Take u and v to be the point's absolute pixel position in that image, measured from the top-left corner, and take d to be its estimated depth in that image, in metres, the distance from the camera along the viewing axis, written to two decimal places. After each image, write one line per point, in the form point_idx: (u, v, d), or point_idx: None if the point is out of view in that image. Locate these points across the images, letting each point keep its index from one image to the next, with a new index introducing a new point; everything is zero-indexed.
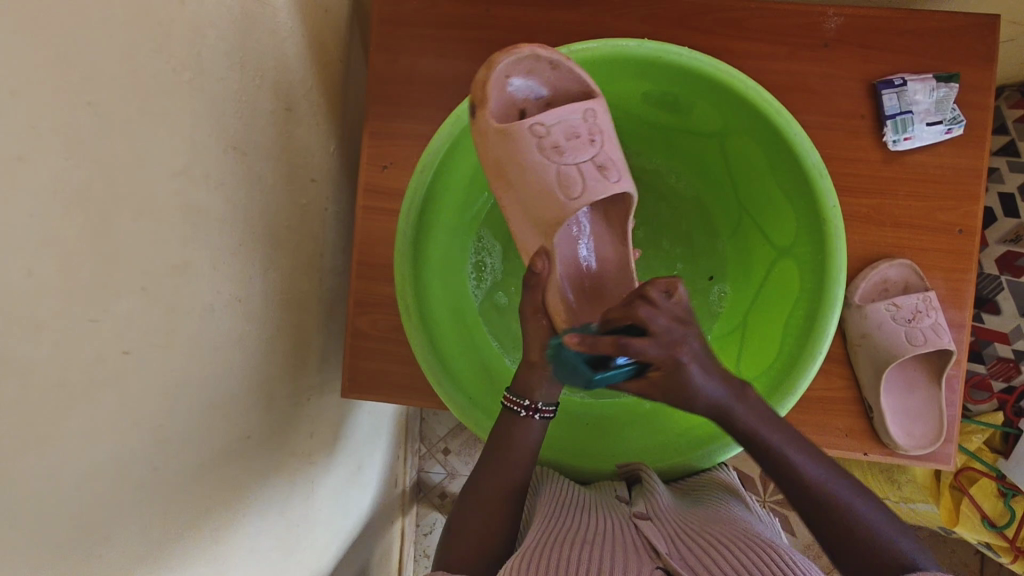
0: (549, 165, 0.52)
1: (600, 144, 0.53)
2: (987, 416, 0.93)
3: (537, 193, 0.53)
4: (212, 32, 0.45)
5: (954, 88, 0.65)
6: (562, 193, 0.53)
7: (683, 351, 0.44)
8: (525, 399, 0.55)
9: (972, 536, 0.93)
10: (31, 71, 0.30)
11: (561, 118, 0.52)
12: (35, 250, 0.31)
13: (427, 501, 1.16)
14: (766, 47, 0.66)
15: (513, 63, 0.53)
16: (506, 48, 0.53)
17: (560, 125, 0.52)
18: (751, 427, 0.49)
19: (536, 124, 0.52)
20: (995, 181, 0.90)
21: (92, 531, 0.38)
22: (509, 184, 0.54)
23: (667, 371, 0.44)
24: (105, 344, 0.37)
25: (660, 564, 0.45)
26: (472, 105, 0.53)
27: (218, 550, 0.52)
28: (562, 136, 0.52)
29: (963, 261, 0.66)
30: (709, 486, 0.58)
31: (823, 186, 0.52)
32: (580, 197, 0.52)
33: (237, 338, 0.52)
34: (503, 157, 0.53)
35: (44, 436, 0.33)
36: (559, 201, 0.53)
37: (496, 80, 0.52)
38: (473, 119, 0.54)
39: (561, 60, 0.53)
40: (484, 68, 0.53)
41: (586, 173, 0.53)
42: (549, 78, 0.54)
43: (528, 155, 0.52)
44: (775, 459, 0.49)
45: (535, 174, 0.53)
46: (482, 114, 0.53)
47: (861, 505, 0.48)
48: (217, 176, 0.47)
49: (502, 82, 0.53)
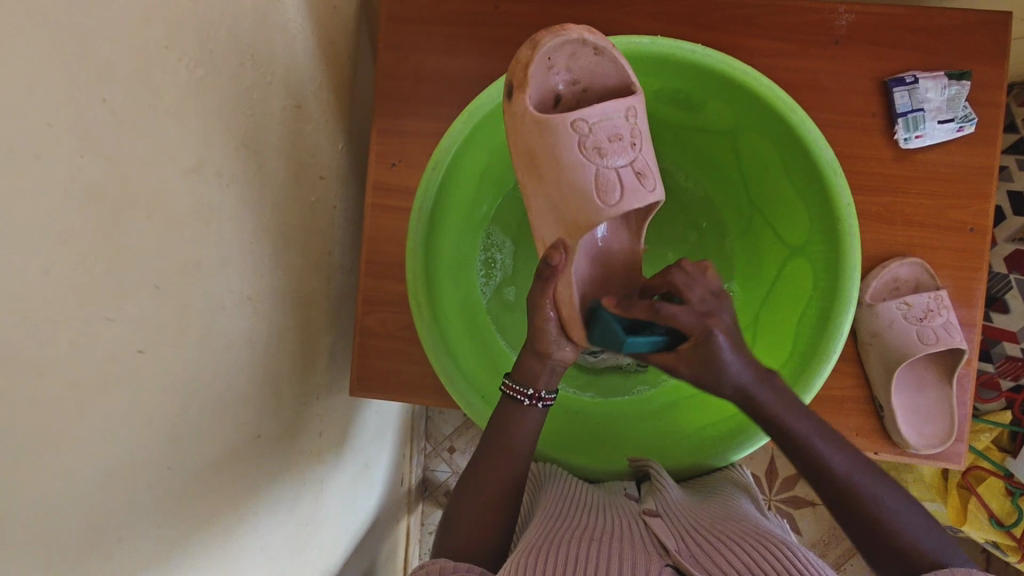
0: (583, 163, 0.50)
1: (640, 149, 0.51)
2: (995, 414, 0.93)
3: (569, 192, 0.51)
4: (224, 29, 0.44)
5: (966, 86, 0.64)
6: (599, 198, 0.50)
7: (715, 321, 0.45)
8: (528, 389, 0.55)
9: (980, 536, 0.92)
10: (47, 66, 0.30)
11: (601, 113, 0.50)
12: (51, 248, 0.31)
13: (433, 500, 1.16)
14: (777, 44, 0.66)
15: (556, 48, 0.50)
16: (555, 28, 0.51)
17: (603, 121, 0.50)
18: (778, 416, 0.48)
19: (577, 119, 0.49)
20: (1005, 179, 0.89)
21: (107, 530, 0.38)
22: (541, 179, 0.52)
23: (699, 343, 0.45)
24: (120, 342, 0.37)
25: (670, 562, 0.45)
26: (512, 88, 0.51)
27: (230, 550, 0.52)
28: (605, 137, 0.50)
29: (974, 260, 0.66)
30: (719, 484, 0.58)
31: (838, 184, 0.52)
32: (617, 204, 0.50)
33: (247, 336, 0.52)
34: (538, 149, 0.50)
35: (60, 435, 0.33)
36: (594, 206, 0.50)
37: (539, 64, 0.50)
38: (509, 103, 0.51)
39: (606, 46, 0.50)
40: (528, 48, 0.50)
41: (622, 177, 0.50)
42: (589, 65, 0.52)
43: (564, 148, 0.50)
44: (802, 451, 0.48)
45: (571, 173, 0.50)
46: (520, 98, 0.50)
47: (888, 497, 0.47)
48: (229, 173, 0.47)
49: (543, 68, 0.51)
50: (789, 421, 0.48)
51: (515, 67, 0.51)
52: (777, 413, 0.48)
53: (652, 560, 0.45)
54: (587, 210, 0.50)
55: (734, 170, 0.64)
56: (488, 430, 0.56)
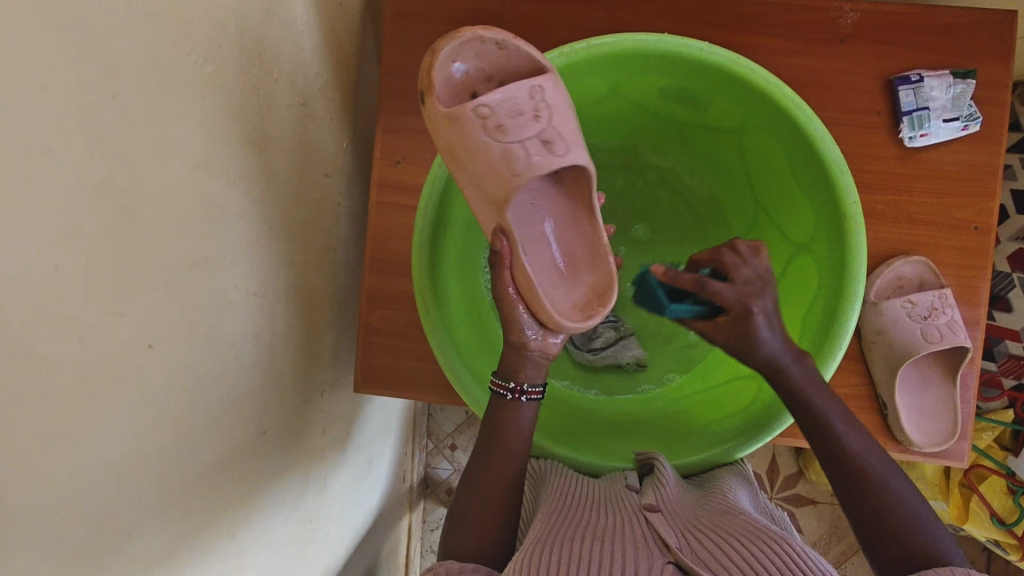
0: (492, 142, 0.49)
1: (547, 120, 0.49)
2: (997, 413, 0.93)
3: (487, 171, 0.50)
4: (232, 25, 0.44)
5: (971, 84, 0.64)
6: (507, 169, 0.50)
7: (756, 301, 0.49)
8: (510, 382, 0.56)
9: (981, 535, 0.93)
10: (57, 63, 0.30)
11: (495, 97, 0.48)
12: (61, 244, 0.31)
13: (434, 497, 1.17)
14: (782, 42, 0.66)
15: (455, 49, 0.49)
16: (454, 30, 0.50)
17: (505, 103, 0.48)
18: (802, 391, 0.51)
19: (477, 103, 0.48)
20: (1008, 178, 0.89)
21: (116, 526, 0.38)
22: (461, 166, 0.51)
23: (736, 318, 0.49)
24: (128, 339, 0.37)
25: (671, 559, 0.45)
26: (421, 93, 0.50)
27: (235, 546, 0.52)
28: (506, 114, 0.48)
29: (978, 258, 0.66)
30: (717, 478, 0.58)
31: (844, 182, 0.52)
32: (524, 173, 0.49)
33: (253, 333, 0.52)
34: (453, 142, 0.50)
35: (70, 432, 0.33)
36: (504, 177, 0.50)
37: (435, 59, 0.49)
38: (423, 107, 0.51)
39: (505, 39, 0.49)
40: (426, 55, 0.49)
41: (530, 150, 0.49)
42: (495, 58, 0.50)
43: (471, 135, 0.49)
44: (819, 427, 0.51)
45: (478, 154, 0.50)
46: (431, 101, 0.50)
47: (895, 485, 0.50)
48: (236, 170, 0.47)
49: (449, 61, 0.50)
50: (814, 397, 0.51)
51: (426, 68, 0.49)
52: (808, 394, 0.51)
53: (653, 559, 0.45)
54: (506, 182, 0.50)
55: (740, 168, 0.65)
56: (491, 428, 0.56)
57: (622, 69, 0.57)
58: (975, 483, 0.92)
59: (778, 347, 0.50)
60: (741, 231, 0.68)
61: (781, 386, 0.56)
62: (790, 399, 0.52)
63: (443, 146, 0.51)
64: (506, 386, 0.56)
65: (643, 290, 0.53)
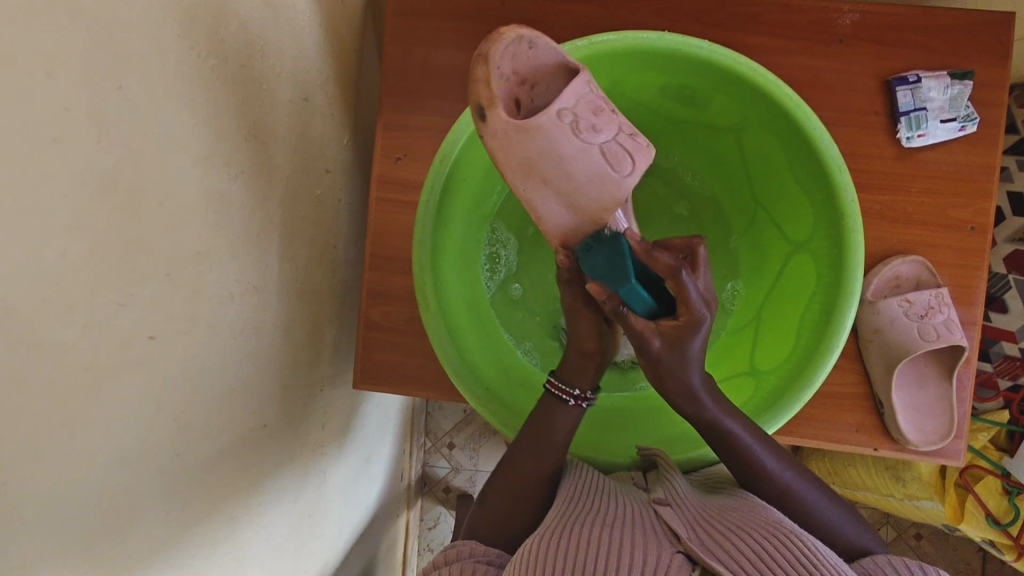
0: (586, 152, 0.45)
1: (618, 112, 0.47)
2: (993, 413, 0.93)
3: (583, 181, 0.46)
4: (236, 19, 0.45)
5: (968, 85, 0.65)
6: (613, 171, 0.45)
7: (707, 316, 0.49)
8: (575, 389, 0.56)
9: (977, 535, 0.93)
10: (65, 52, 0.30)
11: (571, 96, 0.44)
12: (68, 232, 0.32)
13: (431, 495, 1.17)
14: (782, 42, 0.66)
15: (503, 52, 0.43)
16: (488, 35, 0.44)
17: (580, 104, 0.45)
18: (745, 443, 0.53)
19: (563, 102, 0.44)
20: (1005, 180, 0.90)
21: (118, 515, 0.38)
22: (542, 180, 0.46)
23: (683, 328, 0.48)
24: (132, 328, 0.37)
25: (681, 548, 0.46)
26: (479, 108, 0.44)
27: (235, 539, 0.53)
28: (586, 113, 0.45)
29: (974, 258, 0.66)
30: (719, 481, 0.58)
31: (842, 180, 0.52)
32: (634, 172, 0.46)
33: (254, 327, 0.52)
34: (537, 155, 0.45)
35: (74, 418, 0.33)
36: (614, 181, 0.46)
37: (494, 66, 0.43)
38: (482, 124, 0.44)
39: (538, 36, 0.44)
40: (480, 63, 0.43)
41: (624, 144, 0.46)
42: (528, 60, 0.45)
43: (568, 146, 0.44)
44: (772, 481, 0.53)
45: (574, 164, 0.45)
46: (495, 112, 0.43)
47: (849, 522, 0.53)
48: (239, 164, 0.47)
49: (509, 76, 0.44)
50: (734, 430, 0.53)
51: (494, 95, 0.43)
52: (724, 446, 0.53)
53: (662, 548, 0.46)
54: (610, 194, 0.46)
55: (739, 168, 0.65)
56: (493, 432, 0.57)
57: (623, 68, 0.57)
58: (970, 483, 0.92)
59: (709, 400, 0.52)
60: (740, 231, 0.69)
61: (779, 383, 0.57)
62: (750, 465, 0.53)
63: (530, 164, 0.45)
64: (568, 392, 0.56)
65: (600, 259, 0.48)
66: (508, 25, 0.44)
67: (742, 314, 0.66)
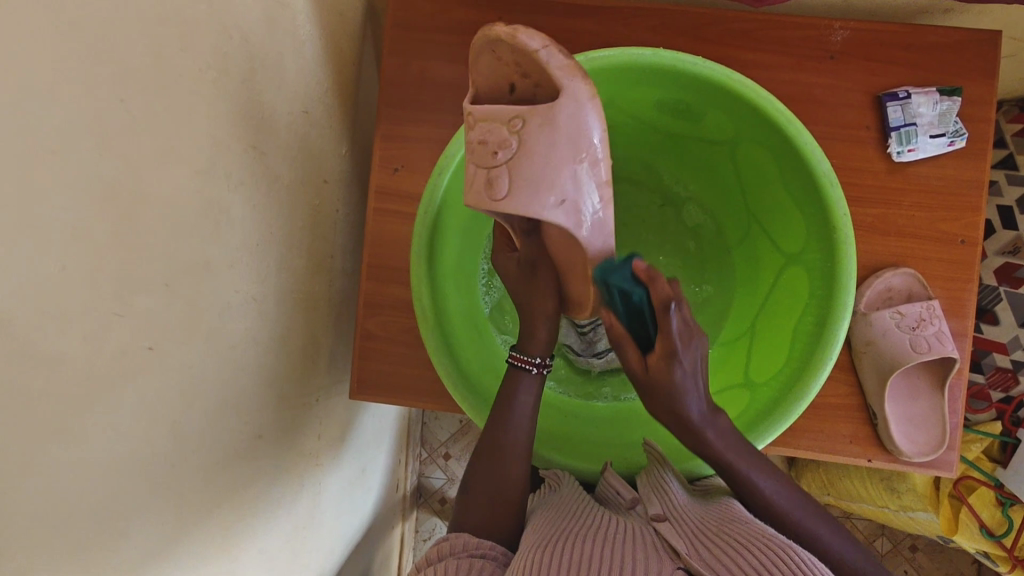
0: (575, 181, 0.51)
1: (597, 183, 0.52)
2: (985, 425, 0.94)
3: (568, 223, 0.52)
4: (237, 33, 0.45)
5: (957, 101, 0.66)
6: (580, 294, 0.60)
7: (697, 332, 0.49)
8: (536, 358, 0.59)
9: (971, 545, 0.94)
10: (62, 65, 0.31)
11: (570, 185, 0.50)
12: (68, 243, 0.32)
13: (427, 506, 1.16)
14: (772, 58, 0.68)
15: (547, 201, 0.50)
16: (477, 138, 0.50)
17: (569, 181, 0.50)
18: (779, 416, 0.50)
19: (554, 214, 0.50)
20: (995, 194, 0.91)
21: (111, 526, 0.38)
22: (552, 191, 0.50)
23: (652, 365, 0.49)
24: (129, 338, 0.37)
25: (680, 564, 0.45)
26: (489, 183, 0.50)
27: (229, 550, 0.52)
28: (573, 192, 0.51)
29: (966, 271, 0.67)
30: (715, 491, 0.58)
31: (834, 195, 0.53)
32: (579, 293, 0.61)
33: (251, 337, 0.52)
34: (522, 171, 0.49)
35: (69, 430, 0.33)
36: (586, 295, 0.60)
37: (494, 151, 0.49)
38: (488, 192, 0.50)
39: (502, 200, 0.50)
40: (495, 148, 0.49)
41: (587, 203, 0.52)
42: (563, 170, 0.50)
43: (568, 124, 0.48)
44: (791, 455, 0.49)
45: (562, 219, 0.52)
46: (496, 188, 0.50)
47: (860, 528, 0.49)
48: (238, 176, 0.48)
49: (523, 58, 0.48)
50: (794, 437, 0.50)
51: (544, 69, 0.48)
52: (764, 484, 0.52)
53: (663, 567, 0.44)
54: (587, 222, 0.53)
55: (732, 179, 0.66)
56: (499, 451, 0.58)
57: (620, 82, 0.58)
58: (964, 495, 0.93)
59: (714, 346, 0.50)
60: (735, 242, 0.70)
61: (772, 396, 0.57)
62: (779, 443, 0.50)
63: (557, 137, 0.49)
64: (532, 362, 0.59)
65: (617, 278, 0.51)
66: (491, 199, 0.50)
67: (738, 324, 0.67)
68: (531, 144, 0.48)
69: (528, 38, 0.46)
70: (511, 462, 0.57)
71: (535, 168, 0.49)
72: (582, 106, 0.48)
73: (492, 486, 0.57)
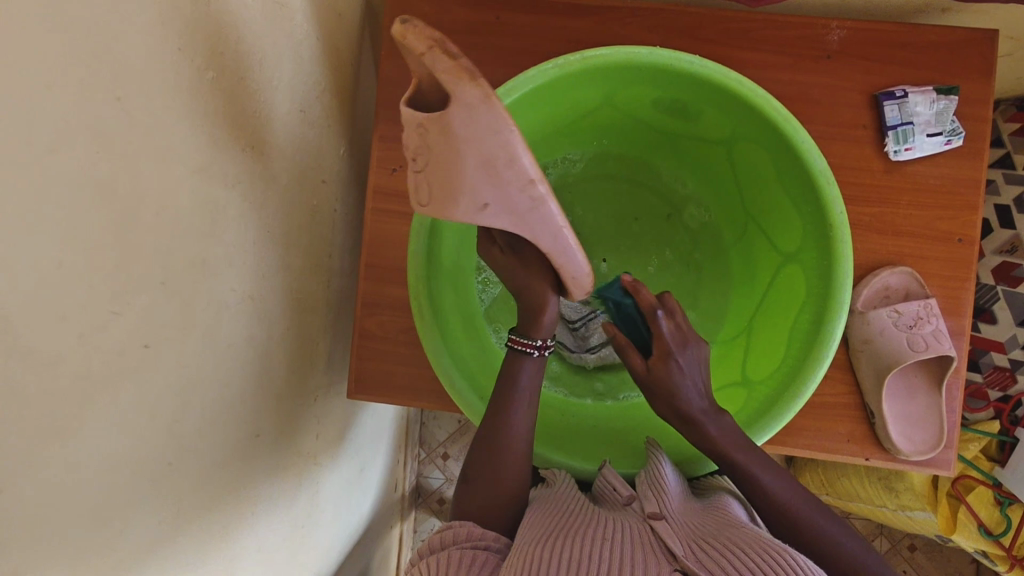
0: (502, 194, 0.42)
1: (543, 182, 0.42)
2: (983, 424, 0.94)
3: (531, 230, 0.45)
4: (234, 33, 0.45)
5: (954, 100, 0.66)
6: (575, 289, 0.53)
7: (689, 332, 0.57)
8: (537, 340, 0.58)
9: (969, 544, 0.94)
10: (58, 64, 0.31)
11: (497, 192, 0.42)
12: (65, 242, 0.32)
13: (426, 507, 1.16)
14: (770, 58, 0.68)
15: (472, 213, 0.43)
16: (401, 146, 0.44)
17: (498, 191, 0.42)
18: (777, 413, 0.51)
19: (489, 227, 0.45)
20: (992, 193, 0.91)
21: (107, 525, 0.38)
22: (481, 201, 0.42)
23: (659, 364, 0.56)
24: (126, 338, 0.37)
25: (677, 565, 0.44)
26: (415, 195, 0.46)
27: (227, 549, 0.52)
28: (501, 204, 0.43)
29: (962, 270, 0.67)
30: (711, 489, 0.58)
31: (830, 193, 0.53)
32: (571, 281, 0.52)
33: (249, 337, 0.52)
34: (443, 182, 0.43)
35: (66, 429, 0.33)
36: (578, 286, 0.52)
37: (412, 159, 0.44)
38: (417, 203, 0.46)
39: (426, 212, 0.46)
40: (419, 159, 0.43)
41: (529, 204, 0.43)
42: (480, 179, 0.42)
43: (467, 132, 0.39)
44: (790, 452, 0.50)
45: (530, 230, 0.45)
46: (420, 202, 0.45)
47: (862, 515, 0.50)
48: (234, 175, 0.48)
49: (419, 59, 0.38)
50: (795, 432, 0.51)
51: (427, 67, 0.38)
52: None
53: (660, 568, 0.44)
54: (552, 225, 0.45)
55: (730, 177, 0.66)
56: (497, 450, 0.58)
57: (617, 81, 0.58)
58: (963, 494, 0.92)
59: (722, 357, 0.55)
60: (732, 241, 0.70)
61: (770, 394, 0.57)
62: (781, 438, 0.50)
63: (462, 152, 0.40)
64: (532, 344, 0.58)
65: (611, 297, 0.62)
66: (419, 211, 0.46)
67: (736, 323, 0.67)
68: (437, 151, 0.41)
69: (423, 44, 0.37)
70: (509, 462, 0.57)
71: (456, 183, 0.42)
72: (477, 111, 0.38)
73: (492, 485, 0.57)
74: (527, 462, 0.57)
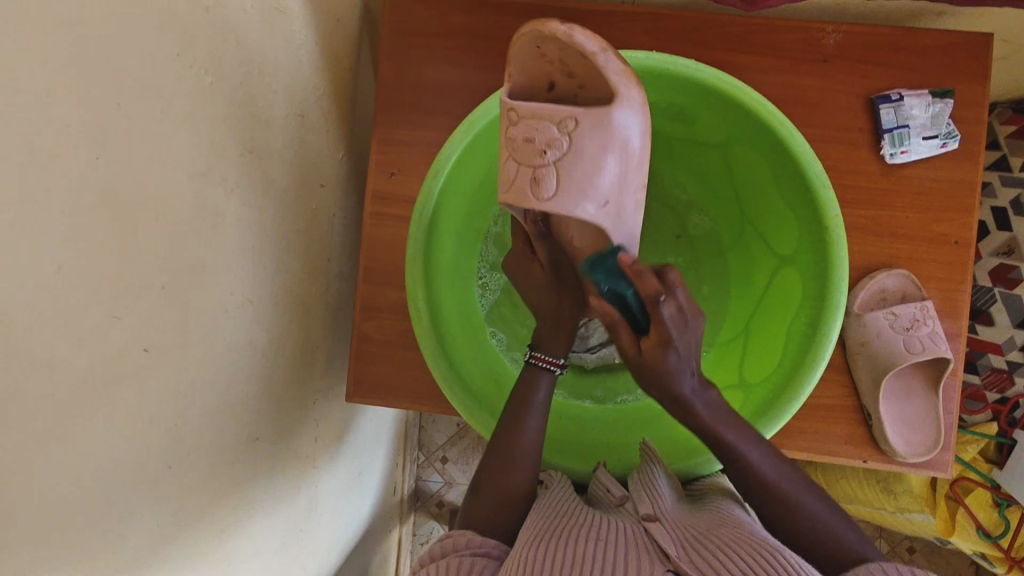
0: (619, 188, 0.50)
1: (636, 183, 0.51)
2: (981, 425, 0.94)
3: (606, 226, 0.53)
4: (234, 37, 0.46)
5: (949, 104, 0.67)
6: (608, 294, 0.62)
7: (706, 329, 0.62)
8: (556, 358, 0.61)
9: (969, 548, 0.93)
10: (59, 70, 0.31)
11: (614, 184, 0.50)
12: (65, 247, 0.32)
13: (425, 510, 1.16)
14: (767, 61, 0.68)
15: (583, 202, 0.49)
16: (516, 133, 0.48)
17: (611, 181, 0.49)
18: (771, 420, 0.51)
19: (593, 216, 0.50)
20: (989, 195, 0.92)
21: (108, 528, 0.38)
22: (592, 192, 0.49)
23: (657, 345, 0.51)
24: (127, 342, 0.38)
25: (671, 567, 0.45)
26: (528, 181, 0.48)
27: (227, 552, 0.52)
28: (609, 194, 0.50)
29: (959, 272, 0.67)
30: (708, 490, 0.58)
31: (825, 196, 0.53)
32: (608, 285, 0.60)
33: (248, 340, 0.52)
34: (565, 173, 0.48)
35: (67, 433, 0.34)
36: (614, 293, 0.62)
37: (540, 150, 0.48)
38: (525, 193, 0.49)
39: (539, 201, 0.49)
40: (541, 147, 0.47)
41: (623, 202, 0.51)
42: (605, 170, 0.49)
43: (617, 131, 0.48)
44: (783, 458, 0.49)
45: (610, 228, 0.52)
46: (533, 190, 0.48)
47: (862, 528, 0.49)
48: (234, 179, 0.48)
49: (572, 56, 0.47)
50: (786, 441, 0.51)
51: (581, 66, 0.47)
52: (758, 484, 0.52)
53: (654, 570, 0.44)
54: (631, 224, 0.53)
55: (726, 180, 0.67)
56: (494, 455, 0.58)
57: None
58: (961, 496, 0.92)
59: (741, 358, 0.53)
60: (728, 243, 0.70)
61: (768, 395, 0.58)
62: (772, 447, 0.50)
63: (601, 142, 0.47)
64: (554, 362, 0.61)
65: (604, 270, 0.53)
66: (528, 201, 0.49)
67: (734, 324, 0.67)
68: (580, 147, 0.47)
69: (586, 37, 0.45)
70: (506, 465, 0.57)
71: (580, 167, 0.48)
72: (633, 110, 0.48)
73: (490, 488, 0.57)
74: (524, 464, 0.57)
